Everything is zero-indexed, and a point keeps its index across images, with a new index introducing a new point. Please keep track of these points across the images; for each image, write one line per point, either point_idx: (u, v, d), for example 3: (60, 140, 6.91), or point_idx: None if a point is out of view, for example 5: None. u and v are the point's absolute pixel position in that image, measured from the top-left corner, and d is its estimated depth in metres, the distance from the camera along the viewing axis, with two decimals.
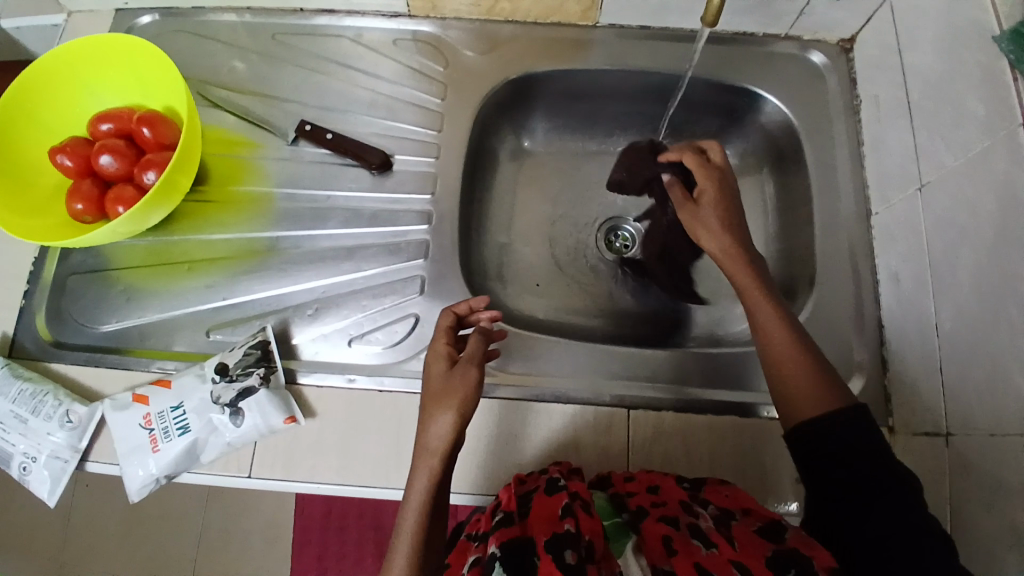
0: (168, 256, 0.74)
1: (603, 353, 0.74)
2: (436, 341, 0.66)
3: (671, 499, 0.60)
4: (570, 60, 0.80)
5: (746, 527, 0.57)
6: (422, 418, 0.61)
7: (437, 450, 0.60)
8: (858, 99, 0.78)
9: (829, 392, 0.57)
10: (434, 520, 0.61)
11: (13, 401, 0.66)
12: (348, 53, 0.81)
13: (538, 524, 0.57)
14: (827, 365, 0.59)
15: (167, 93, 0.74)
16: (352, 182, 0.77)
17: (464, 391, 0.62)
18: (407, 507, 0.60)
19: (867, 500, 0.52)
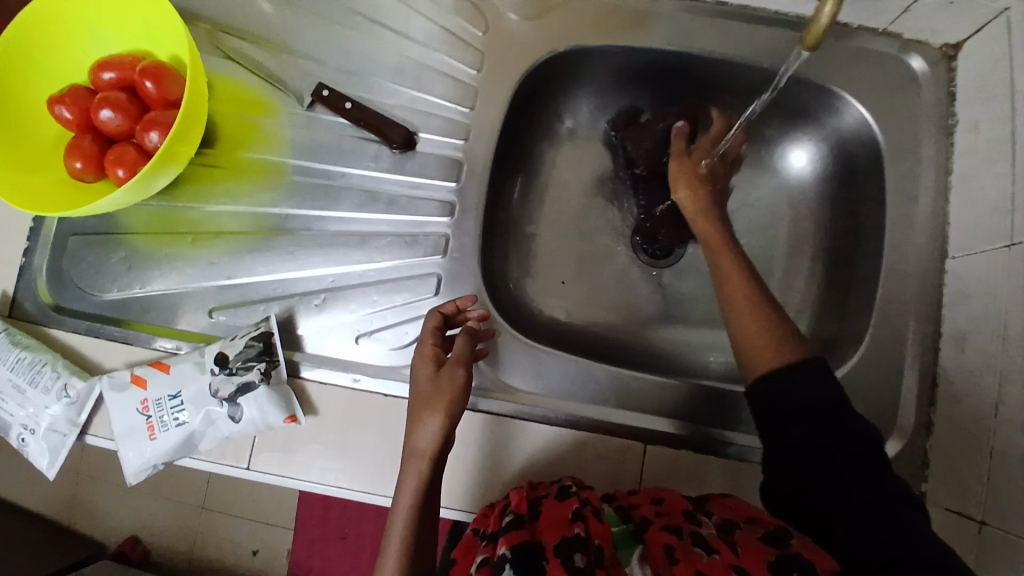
0: (172, 224, 0.69)
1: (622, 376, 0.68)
2: (424, 343, 0.62)
3: (673, 511, 0.58)
4: (626, 35, 0.69)
5: (749, 536, 0.54)
6: (410, 422, 0.58)
7: (427, 454, 0.58)
8: (955, 118, 0.67)
9: (788, 345, 0.58)
10: (428, 519, 0.59)
11: (10, 369, 0.65)
12: (377, 6, 0.72)
13: (546, 527, 0.55)
14: (780, 316, 0.60)
15: (173, 41, 0.67)
16: (371, 159, 0.70)
17: (453, 393, 0.59)
18: (397, 509, 0.57)
19: (838, 455, 0.52)
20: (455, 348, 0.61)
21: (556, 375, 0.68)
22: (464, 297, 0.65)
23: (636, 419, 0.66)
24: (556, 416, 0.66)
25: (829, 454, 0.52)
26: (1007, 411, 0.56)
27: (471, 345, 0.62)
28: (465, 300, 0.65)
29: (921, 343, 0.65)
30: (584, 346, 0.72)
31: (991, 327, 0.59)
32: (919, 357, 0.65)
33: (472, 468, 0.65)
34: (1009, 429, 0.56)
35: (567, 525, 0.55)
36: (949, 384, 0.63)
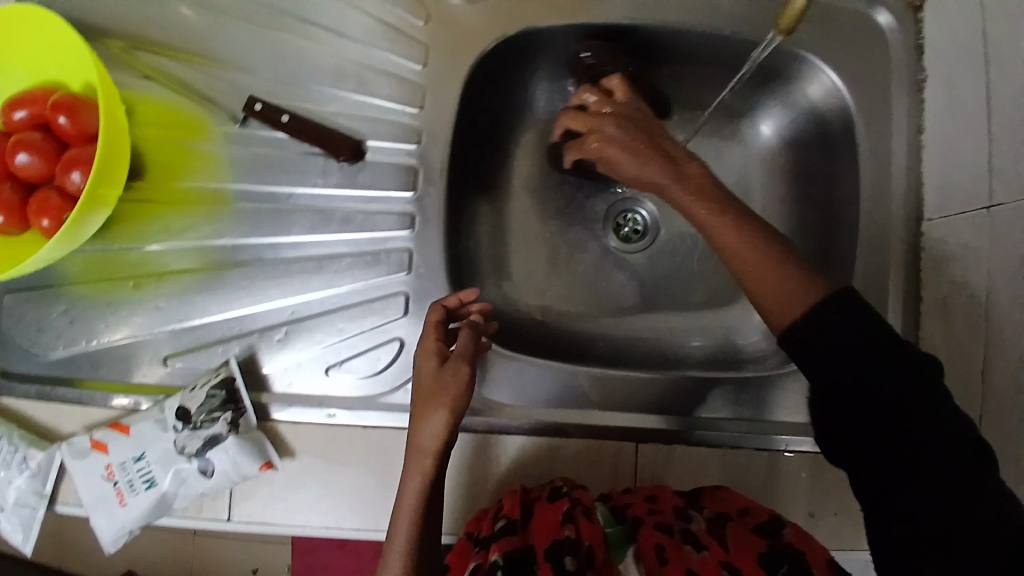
0: (111, 269, 0.64)
1: (612, 378, 0.65)
2: (424, 338, 0.58)
3: (667, 508, 0.56)
4: (581, 16, 0.64)
5: (740, 527, 0.53)
6: (413, 419, 0.54)
7: (431, 451, 0.53)
8: (925, 74, 0.65)
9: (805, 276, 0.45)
10: (429, 525, 0.53)
11: None
12: (305, 3, 0.65)
13: (538, 530, 0.52)
14: (780, 239, 0.47)
15: (84, 68, 0.60)
16: (318, 175, 0.64)
17: (456, 388, 0.54)
18: (401, 516, 0.52)
19: (906, 425, 0.41)
20: (459, 343, 0.57)
21: (539, 387, 0.65)
22: (467, 290, 0.60)
23: (628, 418, 0.64)
24: (542, 427, 0.64)
25: (895, 425, 0.41)
26: (992, 381, 0.55)
27: (475, 341, 0.58)
28: (468, 291, 0.60)
29: (906, 311, 0.64)
30: (564, 346, 0.70)
31: (971, 294, 0.58)
32: (902, 325, 0.64)
33: (462, 493, 0.62)
34: (992, 399, 0.55)
35: (558, 526, 0.51)
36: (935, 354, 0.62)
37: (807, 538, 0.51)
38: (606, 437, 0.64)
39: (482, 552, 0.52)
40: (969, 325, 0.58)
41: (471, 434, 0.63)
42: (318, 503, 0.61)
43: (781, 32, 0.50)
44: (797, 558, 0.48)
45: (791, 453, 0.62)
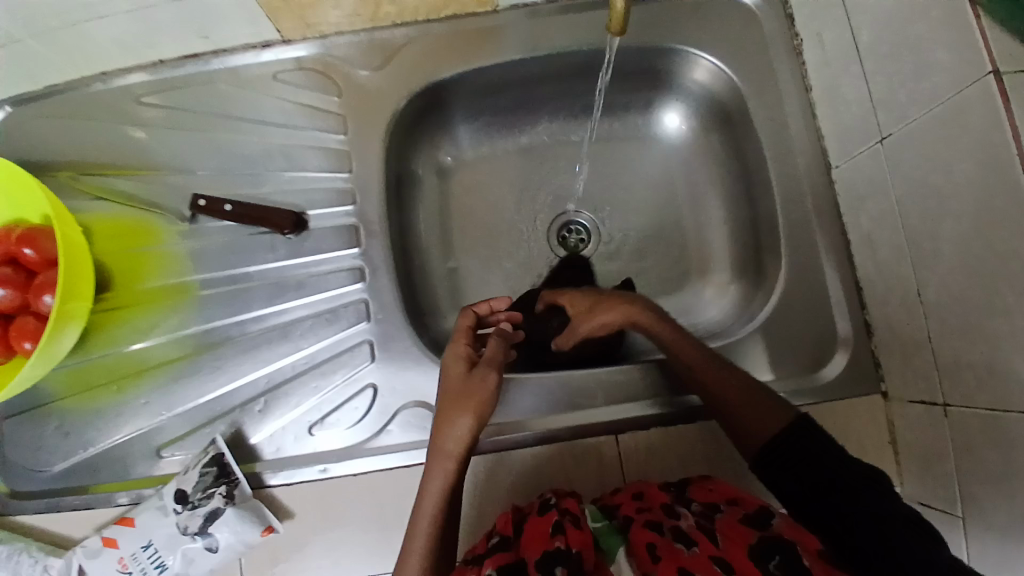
0: (94, 376, 0.68)
1: (594, 377, 0.69)
2: (454, 344, 0.61)
3: (655, 505, 0.56)
4: (477, 59, 0.70)
5: (730, 518, 0.52)
6: (438, 421, 0.57)
7: (455, 455, 0.55)
8: (799, 37, 0.70)
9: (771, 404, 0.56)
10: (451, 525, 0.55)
11: None
12: (229, 102, 0.71)
13: (528, 542, 0.51)
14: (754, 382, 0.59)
15: (37, 201, 0.66)
16: (269, 251, 0.69)
17: (485, 393, 0.57)
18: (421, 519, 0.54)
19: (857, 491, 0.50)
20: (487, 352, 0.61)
21: (521, 402, 0.68)
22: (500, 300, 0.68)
23: (620, 411, 0.67)
24: (524, 437, 0.66)
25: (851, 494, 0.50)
26: (928, 299, 0.58)
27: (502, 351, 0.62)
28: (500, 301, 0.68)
29: (836, 255, 0.68)
30: (534, 360, 0.74)
31: (889, 223, 0.62)
32: (838, 268, 0.68)
33: (467, 517, 0.65)
34: (932, 315, 0.58)
35: (548, 538, 0.51)
36: (873, 287, 0.65)
37: (799, 527, 0.50)
38: (590, 435, 0.66)
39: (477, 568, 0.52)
40: (894, 253, 0.62)
41: (480, 458, 0.66)
42: (327, 555, 0.63)
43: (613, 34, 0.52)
44: (790, 551, 0.47)
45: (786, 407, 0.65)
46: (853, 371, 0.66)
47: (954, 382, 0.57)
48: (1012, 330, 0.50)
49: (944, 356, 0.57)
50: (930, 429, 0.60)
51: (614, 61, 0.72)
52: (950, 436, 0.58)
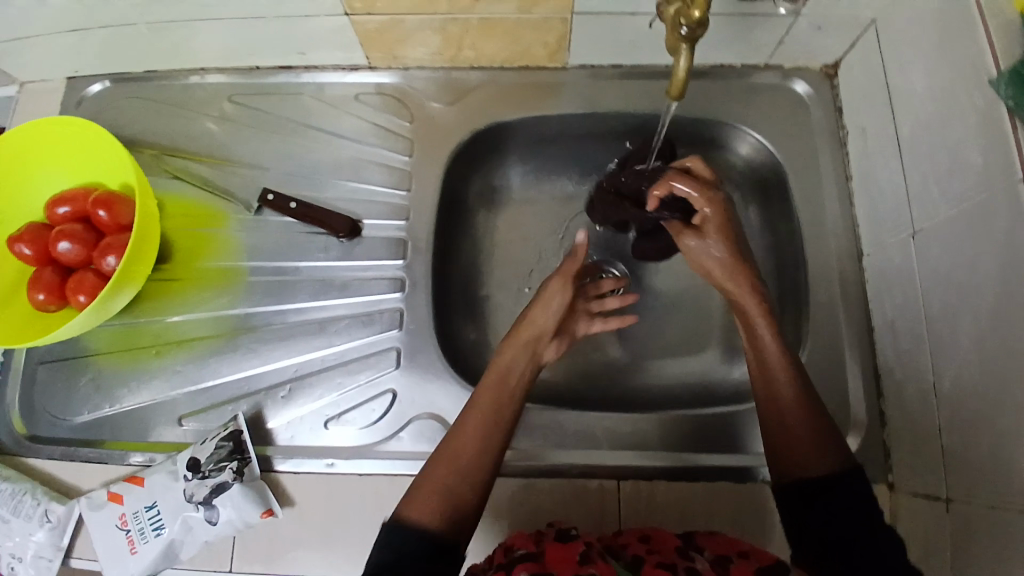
0: (135, 340, 0.72)
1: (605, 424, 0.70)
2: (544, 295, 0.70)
3: (666, 548, 0.56)
4: (541, 108, 0.76)
5: (744, 568, 0.53)
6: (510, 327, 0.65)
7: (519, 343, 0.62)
8: (844, 130, 0.74)
9: (829, 446, 0.54)
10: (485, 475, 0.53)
11: None
12: (310, 112, 0.78)
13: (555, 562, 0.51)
14: (833, 429, 0.55)
15: (122, 170, 0.72)
16: (321, 250, 0.74)
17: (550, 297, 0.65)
18: (446, 459, 0.53)
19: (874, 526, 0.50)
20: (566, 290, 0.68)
21: (528, 433, 0.70)
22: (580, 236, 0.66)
23: (625, 458, 0.68)
24: (529, 467, 0.68)
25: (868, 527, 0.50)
26: (943, 390, 0.60)
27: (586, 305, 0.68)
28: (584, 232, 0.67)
29: (859, 339, 0.70)
30: (550, 398, 0.76)
31: (912, 312, 0.64)
32: (859, 351, 0.69)
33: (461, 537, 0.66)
34: (945, 405, 0.59)
35: (578, 564, 0.50)
36: (891, 374, 0.67)
37: None
38: (591, 477, 0.67)
39: None
40: (915, 342, 0.63)
41: None
42: (321, 549, 0.64)
43: (672, 99, 0.56)
44: None
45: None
46: (863, 455, 0.67)
47: (960, 475, 0.57)
48: (1018, 424, 0.51)
49: (953, 448, 0.58)
50: (933, 522, 0.60)
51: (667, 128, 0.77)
52: (952, 530, 0.58)
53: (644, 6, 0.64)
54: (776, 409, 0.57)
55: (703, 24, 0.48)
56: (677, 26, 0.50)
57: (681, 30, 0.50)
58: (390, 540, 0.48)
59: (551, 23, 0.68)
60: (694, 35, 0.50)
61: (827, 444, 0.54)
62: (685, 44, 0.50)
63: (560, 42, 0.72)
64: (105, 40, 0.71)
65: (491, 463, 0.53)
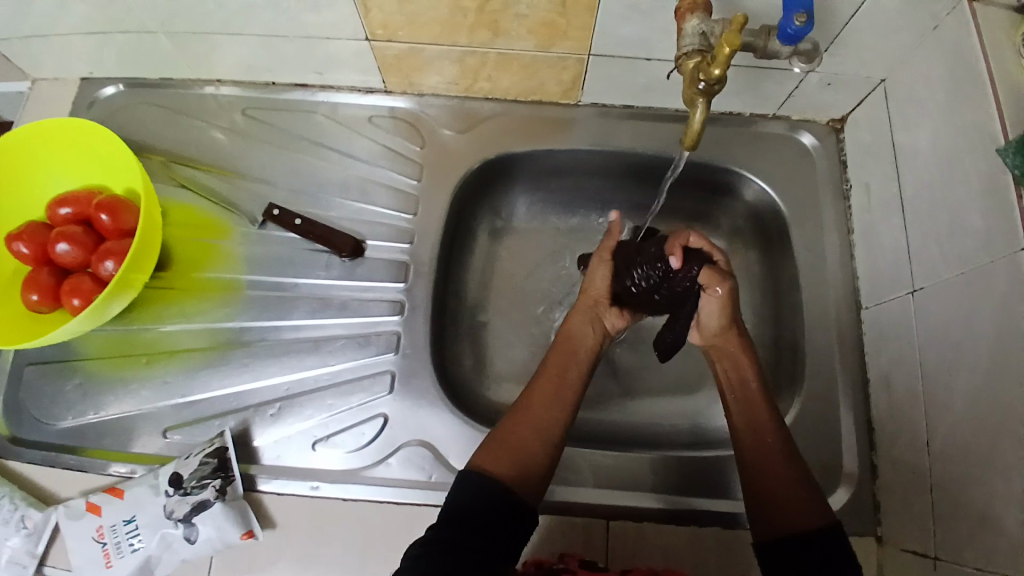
0: (127, 347, 0.71)
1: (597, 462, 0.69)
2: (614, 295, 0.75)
3: None
4: (551, 142, 0.76)
5: None
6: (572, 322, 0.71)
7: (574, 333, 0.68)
8: (849, 184, 0.75)
9: (814, 505, 0.56)
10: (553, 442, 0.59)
11: None
12: (321, 130, 0.78)
13: None
14: (812, 483, 0.58)
15: (128, 175, 0.71)
16: (321, 268, 0.74)
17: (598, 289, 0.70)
18: (526, 422, 0.60)
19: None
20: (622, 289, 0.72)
21: None
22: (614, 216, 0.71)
23: (613, 496, 0.67)
24: None
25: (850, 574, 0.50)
26: (935, 449, 0.60)
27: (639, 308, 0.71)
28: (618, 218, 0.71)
29: (853, 391, 0.70)
30: None
31: (907, 369, 0.64)
32: (853, 403, 0.70)
33: None
34: (937, 464, 0.59)
35: None
36: (885, 429, 0.67)
37: None
38: (580, 514, 0.67)
39: None
40: (909, 398, 0.64)
41: None
42: (299, 573, 0.63)
43: (686, 148, 0.58)
44: None
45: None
46: (853, 508, 0.66)
47: (949, 535, 0.57)
48: (1010, 489, 0.51)
49: (942, 508, 0.58)
50: None
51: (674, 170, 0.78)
52: None
53: (659, 51, 0.66)
54: (762, 461, 0.59)
55: (719, 83, 0.50)
56: (695, 81, 0.52)
57: (698, 85, 0.52)
58: (465, 480, 0.55)
59: (567, 62, 0.69)
60: (711, 91, 0.52)
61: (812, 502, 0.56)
62: (701, 99, 0.53)
63: (574, 80, 0.73)
64: (123, 45, 0.71)
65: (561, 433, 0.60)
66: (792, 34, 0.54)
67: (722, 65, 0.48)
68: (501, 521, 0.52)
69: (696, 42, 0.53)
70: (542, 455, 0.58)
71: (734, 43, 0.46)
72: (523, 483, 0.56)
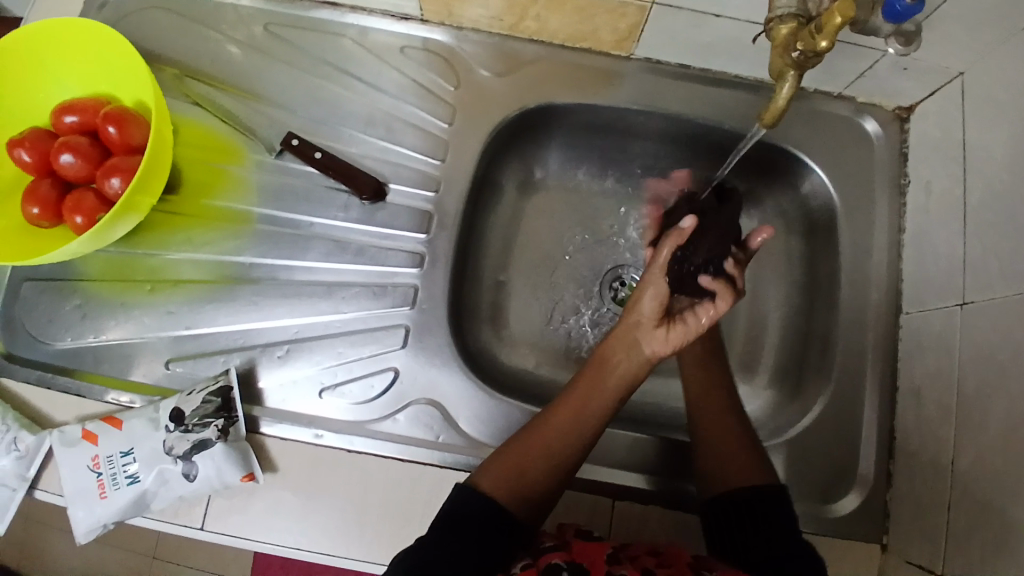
0: (130, 272, 0.68)
1: (608, 436, 0.67)
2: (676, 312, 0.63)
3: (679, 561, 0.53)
4: (596, 95, 0.71)
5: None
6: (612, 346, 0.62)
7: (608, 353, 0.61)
8: (907, 178, 0.71)
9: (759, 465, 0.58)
10: (559, 467, 0.55)
11: None
12: (350, 57, 0.72)
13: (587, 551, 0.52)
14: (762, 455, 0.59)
15: (139, 86, 0.66)
16: (341, 209, 0.69)
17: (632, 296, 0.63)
18: (533, 443, 0.56)
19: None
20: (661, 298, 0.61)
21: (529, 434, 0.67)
22: (687, 218, 0.62)
23: (625, 478, 0.66)
24: None
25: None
26: (959, 468, 0.58)
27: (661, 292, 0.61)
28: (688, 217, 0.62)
29: (880, 396, 0.67)
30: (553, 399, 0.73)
31: (942, 382, 0.61)
32: (879, 408, 0.67)
33: None
34: (959, 484, 0.57)
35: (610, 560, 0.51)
36: (906, 438, 0.65)
37: None
38: (586, 490, 0.65)
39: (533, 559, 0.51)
40: (940, 413, 0.61)
41: None
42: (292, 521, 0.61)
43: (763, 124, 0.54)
44: None
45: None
46: (864, 513, 0.65)
47: (959, 555, 0.56)
48: None
49: (956, 526, 0.57)
50: None
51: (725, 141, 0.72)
52: None
53: (730, 9, 0.60)
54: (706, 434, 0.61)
55: (819, 57, 0.46)
56: (789, 51, 0.48)
57: (791, 56, 0.48)
58: (461, 495, 0.53)
59: (628, 9, 0.63)
60: (804, 64, 0.48)
61: (751, 467, 0.57)
62: (792, 72, 0.49)
63: (631, 31, 0.67)
64: None
65: (572, 459, 0.56)
66: (899, 11, 0.50)
67: (828, 37, 0.44)
68: (507, 533, 0.50)
69: (792, 6, 0.48)
70: (546, 481, 0.54)
71: (848, 14, 0.42)
72: (525, 514, 0.53)
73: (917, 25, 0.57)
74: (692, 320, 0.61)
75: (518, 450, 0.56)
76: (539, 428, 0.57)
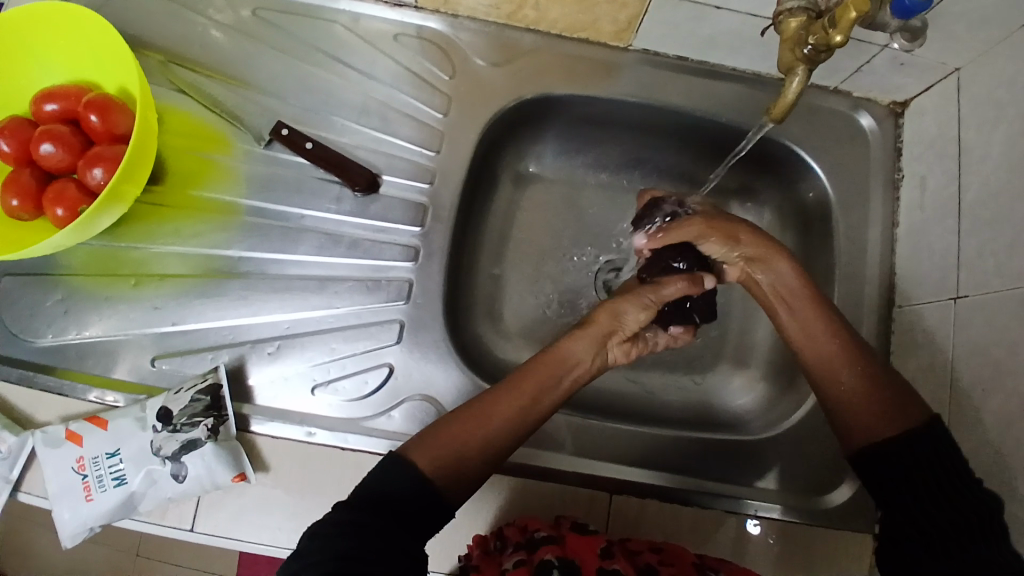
0: (113, 265, 0.66)
1: (603, 429, 0.67)
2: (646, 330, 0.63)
3: (683, 561, 0.54)
4: (593, 87, 0.70)
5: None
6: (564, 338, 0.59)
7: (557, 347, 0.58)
8: (901, 173, 0.71)
9: (895, 408, 0.52)
10: (493, 454, 0.53)
11: None
12: (341, 44, 0.70)
13: (581, 549, 0.53)
14: (891, 386, 0.54)
15: (123, 72, 0.63)
16: (332, 200, 0.68)
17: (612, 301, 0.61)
18: (471, 420, 0.53)
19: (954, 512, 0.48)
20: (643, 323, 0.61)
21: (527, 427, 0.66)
22: (711, 280, 0.62)
23: (622, 470, 0.65)
24: (522, 468, 0.65)
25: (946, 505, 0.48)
26: None
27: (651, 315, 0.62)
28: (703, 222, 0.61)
29: None
30: None
31: (936, 378, 0.62)
32: None
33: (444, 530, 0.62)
34: None
35: (602, 557, 0.52)
36: None
37: None
38: (582, 484, 0.64)
39: (528, 554, 0.53)
40: (932, 408, 0.62)
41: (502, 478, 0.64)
42: (284, 521, 0.59)
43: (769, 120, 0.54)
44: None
45: (759, 521, 0.64)
46: (857, 506, 0.65)
47: None
48: None
49: None
50: None
51: (722, 134, 0.72)
52: None
53: (732, 2, 0.59)
54: (820, 384, 0.56)
55: (830, 51, 0.46)
56: (800, 44, 0.48)
57: (803, 49, 0.48)
58: (386, 472, 0.50)
59: None
60: (815, 58, 0.48)
61: (885, 415, 0.52)
62: (803, 66, 0.49)
63: (631, 21, 0.65)
64: None
65: (506, 436, 0.53)
66: (909, 8, 0.50)
67: (843, 31, 0.44)
68: (429, 520, 0.49)
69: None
70: (479, 470, 0.52)
71: (863, 8, 0.43)
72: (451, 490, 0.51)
73: (924, 20, 0.55)
74: (650, 341, 0.63)
75: (456, 430, 0.53)
76: (475, 408, 0.54)
